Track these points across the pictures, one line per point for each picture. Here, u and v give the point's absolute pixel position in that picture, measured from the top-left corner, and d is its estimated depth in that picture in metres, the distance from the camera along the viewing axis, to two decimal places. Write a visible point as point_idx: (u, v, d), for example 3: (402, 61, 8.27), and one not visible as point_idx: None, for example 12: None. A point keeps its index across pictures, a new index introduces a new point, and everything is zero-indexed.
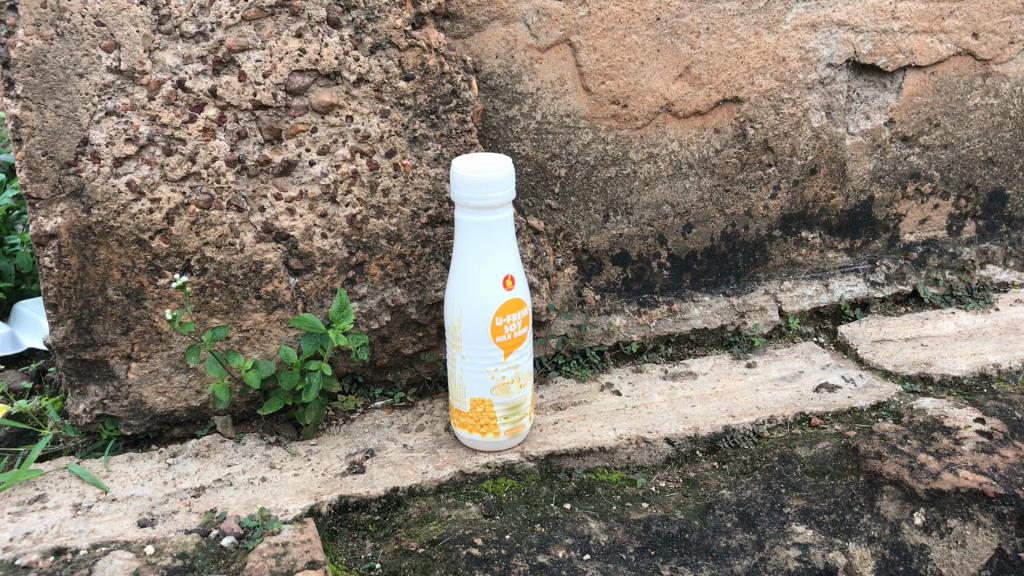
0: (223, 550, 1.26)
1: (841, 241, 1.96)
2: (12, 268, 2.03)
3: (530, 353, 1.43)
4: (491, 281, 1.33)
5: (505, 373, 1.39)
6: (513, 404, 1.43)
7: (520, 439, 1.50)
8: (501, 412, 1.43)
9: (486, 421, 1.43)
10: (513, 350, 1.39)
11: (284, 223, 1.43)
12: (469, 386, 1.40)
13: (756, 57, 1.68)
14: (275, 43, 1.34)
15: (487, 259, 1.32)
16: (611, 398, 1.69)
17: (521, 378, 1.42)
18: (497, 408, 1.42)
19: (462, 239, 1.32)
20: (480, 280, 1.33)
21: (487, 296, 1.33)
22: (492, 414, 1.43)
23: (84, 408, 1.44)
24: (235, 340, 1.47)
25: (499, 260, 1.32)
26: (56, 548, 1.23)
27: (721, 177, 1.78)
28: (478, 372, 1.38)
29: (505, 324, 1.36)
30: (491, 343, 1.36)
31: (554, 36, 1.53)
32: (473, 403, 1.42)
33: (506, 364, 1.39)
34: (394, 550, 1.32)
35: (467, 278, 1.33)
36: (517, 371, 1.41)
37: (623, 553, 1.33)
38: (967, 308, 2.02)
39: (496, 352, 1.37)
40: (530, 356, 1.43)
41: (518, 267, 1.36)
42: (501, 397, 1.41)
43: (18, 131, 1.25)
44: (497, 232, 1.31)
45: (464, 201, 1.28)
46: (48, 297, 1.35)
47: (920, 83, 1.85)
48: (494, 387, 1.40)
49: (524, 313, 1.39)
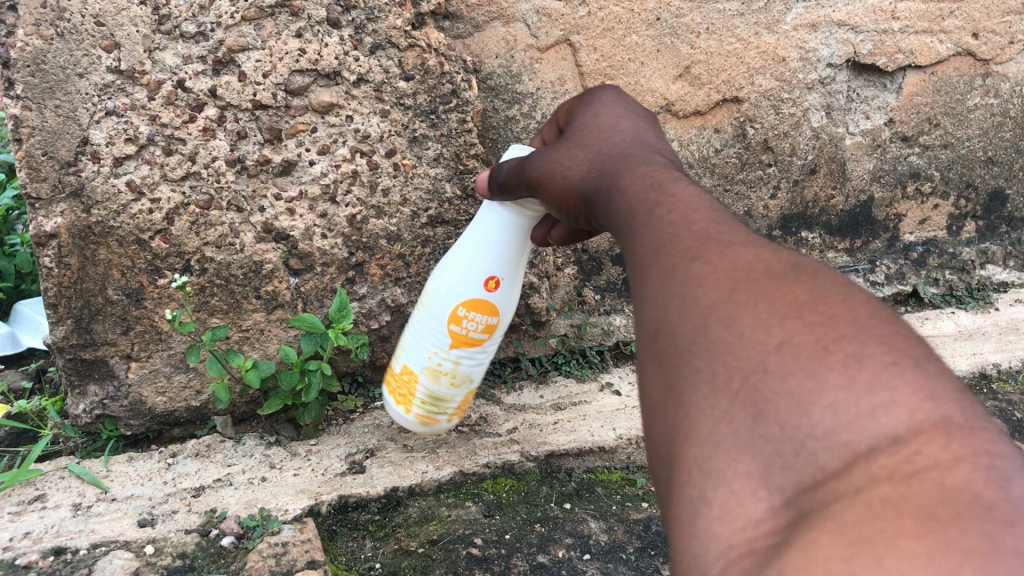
0: (222, 550, 1.24)
1: (841, 241, 1.96)
2: (12, 268, 2.03)
3: (482, 364, 1.35)
4: (485, 260, 1.27)
5: (441, 361, 1.31)
6: (434, 391, 1.33)
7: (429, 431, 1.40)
8: (421, 393, 1.34)
9: (407, 395, 1.35)
10: (466, 342, 1.30)
11: (284, 223, 1.43)
12: (411, 349, 1.33)
13: (756, 57, 1.68)
14: (275, 43, 1.34)
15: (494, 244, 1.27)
16: (611, 397, 1.72)
17: (456, 374, 1.32)
18: (420, 387, 1.34)
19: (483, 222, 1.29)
20: (471, 259, 1.28)
21: (472, 271, 1.28)
22: (413, 390, 1.34)
23: (84, 408, 1.45)
24: (234, 340, 1.47)
25: (499, 251, 1.28)
26: (55, 548, 1.21)
27: (721, 177, 1.78)
28: (426, 340, 1.31)
29: (465, 316, 1.28)
30: (448, 317, 1.28)
31: (554, 36, 1.53)
32: (405, 368, 1.34)
33: (447, 353, 1.30)
34: (394, 550, 1.29)
35: (466, 248, 1.29)
36: (457, 369, 1.31)
37: (623, 552, 1.31)
38: (966, 308, 2.04)
39: (449, 328, 1.29)
40: (479, 367, 1.35)
41: (512, 274, 1.30)
42: (429, 373, 1.32)
43: (17, 130, 1.24)
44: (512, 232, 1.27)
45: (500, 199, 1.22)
46: (48, 297, 1.34)
47: (920, 83, 1.86)
48: (426, 366, 1.32)
49: (496, 323, 1.31)
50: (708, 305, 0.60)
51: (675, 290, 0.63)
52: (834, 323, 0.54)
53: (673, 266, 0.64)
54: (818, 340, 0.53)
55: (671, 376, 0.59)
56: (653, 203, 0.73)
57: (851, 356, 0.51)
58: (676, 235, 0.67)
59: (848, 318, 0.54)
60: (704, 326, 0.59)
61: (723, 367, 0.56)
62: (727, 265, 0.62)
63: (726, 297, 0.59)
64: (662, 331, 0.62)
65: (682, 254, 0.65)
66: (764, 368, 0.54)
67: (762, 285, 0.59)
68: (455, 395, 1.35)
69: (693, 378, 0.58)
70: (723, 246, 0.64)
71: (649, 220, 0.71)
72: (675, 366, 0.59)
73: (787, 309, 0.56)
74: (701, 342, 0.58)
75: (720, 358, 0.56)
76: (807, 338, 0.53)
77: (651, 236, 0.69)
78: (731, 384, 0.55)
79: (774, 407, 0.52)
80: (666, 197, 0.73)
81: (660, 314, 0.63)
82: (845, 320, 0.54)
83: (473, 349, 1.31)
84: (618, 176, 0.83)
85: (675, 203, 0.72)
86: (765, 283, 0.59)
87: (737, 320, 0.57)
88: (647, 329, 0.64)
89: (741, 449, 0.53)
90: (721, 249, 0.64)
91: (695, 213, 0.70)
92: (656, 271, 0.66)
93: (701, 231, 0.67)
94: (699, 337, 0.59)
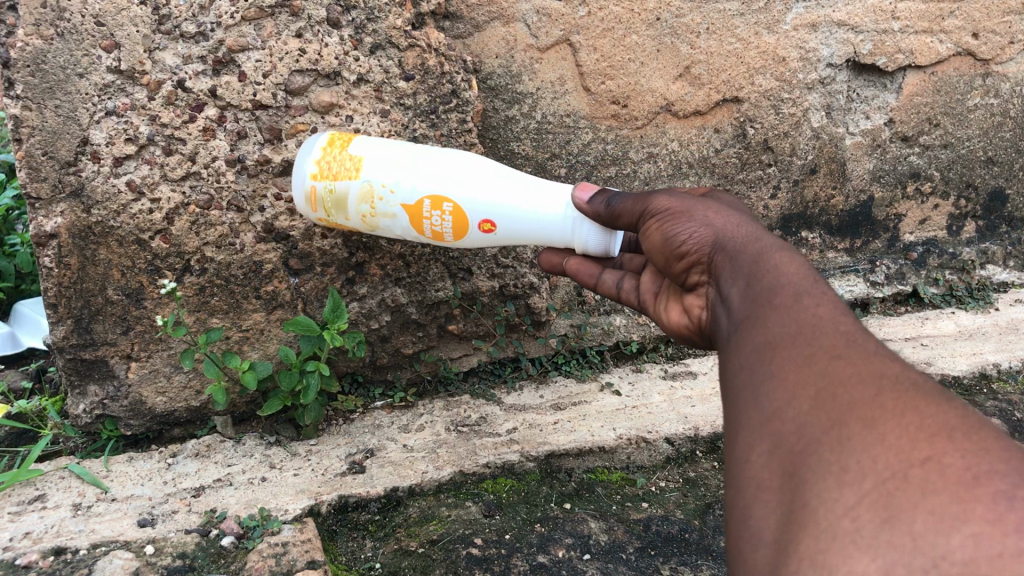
0: (222, 550, 1.24)
1: (840, 241, 1.96)
2: (12, 268, 2.03)
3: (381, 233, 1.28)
4: (511, 215, 1.19)
5: (376, 201, 1.22)
6: (343, 194, 1.23)
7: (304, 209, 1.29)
8: (331, 186, 1.23)
9: (351, 160, 1.22)
10: (406, 215, 1.22)
11: (284, 223, 1.42)
12: (390, 167, 1.21)
13: (756, 57, 1.68)
14: (275, 43, 1.34)
15: (530, 217, 1.19)
16: (611, 398, 1.72)
17: (360, 215, 1.24)
18: (345, 182, 1.23)
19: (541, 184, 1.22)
20: (500, 187, 1.20)
21: (495, 204, 1.19)
22: (342, 173, 1.23)
23: (85, 407, 1.45)
24: (234, 340, 1.48)
25: (521, 222, 1.20)
26: (55, 548, 1.21)
27: (721, 177, 1.78)
28: (403, 183, 1.20)
29: (433, 211, 1.20)
30: (433, 193, 1.20)
31: (554, 36, 1.53)
32: (359, 160, 1.22)
33: (387, 203, 1.21)
34: (394, 550, 1.29)
35: (514, 187, 1.20)
36: (365, 216, 1.24)
37: (623, 552, 1.31)
38: (967, 308, 2.04)
39: (425, 198, 1.20)
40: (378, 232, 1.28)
41: (495, 241, 1.23)
42: (359, 193, 1.22)
43: (18, 131, 1.24)
44: (554, 232, 1.20)
45: (584, 234, 1.18)
46: (48, 297, 1.34)
47: (920, 83, 1.86)
48: (362, 188, 1.22)
49: (431, 238, 1.24)
50: (848, 401, 0.65)
51: (810, 382, 0.69)
52: (986, 454, 0.58)
53: (808, 357, 0.71)
54: (968, 468, 0.57)
55: (794, 461, 0.66)
56: (795, 292, 0.79)
57: (1002, 494, 0.55)
58: (813, 327, 0.74)
59: (998, 453, 0.58)
60: (840, 420, 0.64)
61: (855, 466, 0.60)
62: (871, 369, 0.67)
63: (873, 402, 0.64)
64: (786, 415, 0.69)
65: (820, 347, 0.71)
66: (905, 477, 0.58)
67: (910, 398, 0.63)
68: (339, 220, 1.26)
69: (819, 465, 0.63)
70: (865, 351, 0.70)
71: (782, 304, 0.78)
72: (802, 452, 0.65)
73: (935, 429, 0.60)
74: (836, 439, 0.63)
75: (852, 454, 0.61)
76: (956, 462, 0.57)
77: (783, 319, 0.76)
78: (862, 485, 0.59)
79: (909, 517, 0.56)
80: (805, 288, 0.80)
81: (787, 399, 0.69)
82: (996, 454, 0.58)
83: (397, 225, 1.24)
84: (745, 247, 0.91)
85: (809, 294, 0.78)
86: (912, 396, 0.64)
87: (877, 422, 0.62)
88: (769, 408, 0.71)
89: (864, 549, 0.56)
90: (863, 353, 0.70)
91: (832, 310, 0.76)
92: (790, 357, 0.72)
93: (845, 332, 0.73)
94: (833, 429, 0.64)
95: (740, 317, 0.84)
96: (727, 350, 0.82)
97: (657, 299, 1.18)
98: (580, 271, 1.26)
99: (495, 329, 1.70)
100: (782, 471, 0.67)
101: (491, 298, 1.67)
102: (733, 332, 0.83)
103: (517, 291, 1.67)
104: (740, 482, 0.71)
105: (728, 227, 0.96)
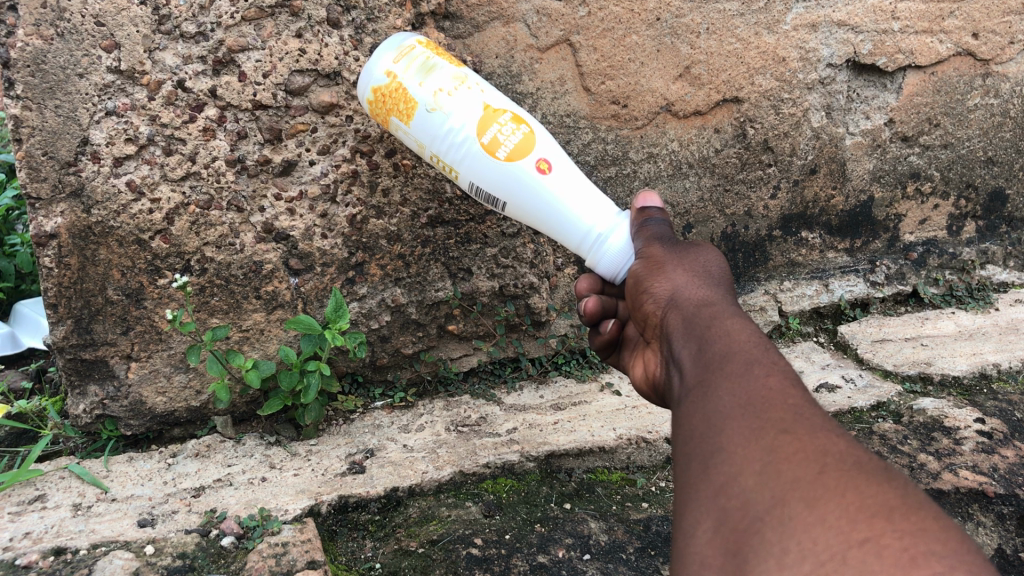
0: (222, 550, 1.24)
1: (840, 241, 1.96)
2: (12, 268, 2.03)
3: (426, 123, 1.18)
4: (568, 175, 1.19)
5: (453, 89, 1.17)
6: (433, 65, 1.20)
7: (385, 48, 1.25)
8: (427, 56, 1.21)
9: (452, 59, 1.24)
10: (476, 114, 1.16)
11: (284, 223, 1.43)
12: (486, 83, 1.22)
13: (756, 57, 1.68)
14: (275, 43, 1.34)
15: (577, 185, 1.19)
16: (611, 398, 1.72)
17: (434, 86, 1.17)
18: (438, 62, 1.20)
19: (601, 195, 1.20)
20: (560, 168, 1.19)
21: (561, 158, 1.20)
22: (438, 57, 1.22)
23: (84, 408, 1.45)
24: (234, 340, 1.48)
25: (551, 206, 1.18)
26: (56, 548, 1.21)
27: (721, 177, 1.78)
28: (495, 96, 1.20)
29: (496, 137, 1.16)
30: (507, 127, 1.17)
31: (554, 36, 1.52)
32: (465, 70, 1.22)
33: (460, 100, 1.17)
34: (395, 550, 1.29)
35: (578, 168, 1.23)
36: (437, 91, 1.17)
37: (623, 552, 1.31)
38: (966, 308, 2.05)
39: (510, 112, 1.19)
40: (425, 121, 1.18)
41: (530, 186, 1.17)
42: (449, 74, 1.19)
43: (17, 131, 1.24)
44: (582, 219, 1.17)
45: (601, 252, 1.15)
46: (48, 297, 1.34)
47: (920, 83, 1.85)
48: (452, 78, 1.19)
49: (482, 147, 1.16)
50: (792, 479, 0.65)
51: (756, 458, 0.69)
52: (923, 534, 0.57)
53: (757, 431, 0.72)
54: (906, 549, 0.56)
55: (739, 541, 0.66)
56: (744, 358, 0.81)
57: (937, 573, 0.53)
58: (763, 399, 0.74)
59: (935, 534, 0.57)
60: (783, 497, 0.65)
61: (796, 549, 0.61)
62: (817, 446, 0.68)
63: (815, 479, 0.64)
64: (734, 490, 0.69)
65: (769, 421, 0.72)
66: (844, 559, 0.57)
67: (852, 477, 0.64)
68: (407, 83, 1.19)
69: (763, 545, 0.63)
70: (812, 425, 0.70)
71: (734, 375, 0.79)
72: (746, 531, 0.65)
73: (874, 509, 0.60)
74: (780, 517, 0.64)
75: (793, 536, 0.62)
76: (894, 543, 0.57)
77: (734, 390, 0.77)
78: (803, 566, 0.59)
79: None
80: (755, 357, 0.81)
81: (735, 474, 0.70)
82: (934, 535, 0.57)
83: (455, 120, 1.16)
84: (700, 309, 0.92)
85: (760, 363, 0.79)
86: (854, 475, 0.64)
87: (819, 501, 0.62)
88: (717, 482, 0.71)
89: None
90: (810, 428, 0.70)
91: (781, 381, 0.77)
92: (740, 430, 0.73)
93: (794, 404, 0.73)
94: (776, 507, 0.64)
95: (692, 381, 0.85)
96: (680, 416, 0.83)
97: (630, 353, 1.22)
98: (594, 314, 1.22)
99: (495, 329, 1.70)
100: (728, 549, 0.66)
101: (492, 298, 1.67)
102: (686, 397, 0.84)
103: (517, 291, 1.68)
104: (682, 555, 0.72)
105: (688, 286, 0.98)
